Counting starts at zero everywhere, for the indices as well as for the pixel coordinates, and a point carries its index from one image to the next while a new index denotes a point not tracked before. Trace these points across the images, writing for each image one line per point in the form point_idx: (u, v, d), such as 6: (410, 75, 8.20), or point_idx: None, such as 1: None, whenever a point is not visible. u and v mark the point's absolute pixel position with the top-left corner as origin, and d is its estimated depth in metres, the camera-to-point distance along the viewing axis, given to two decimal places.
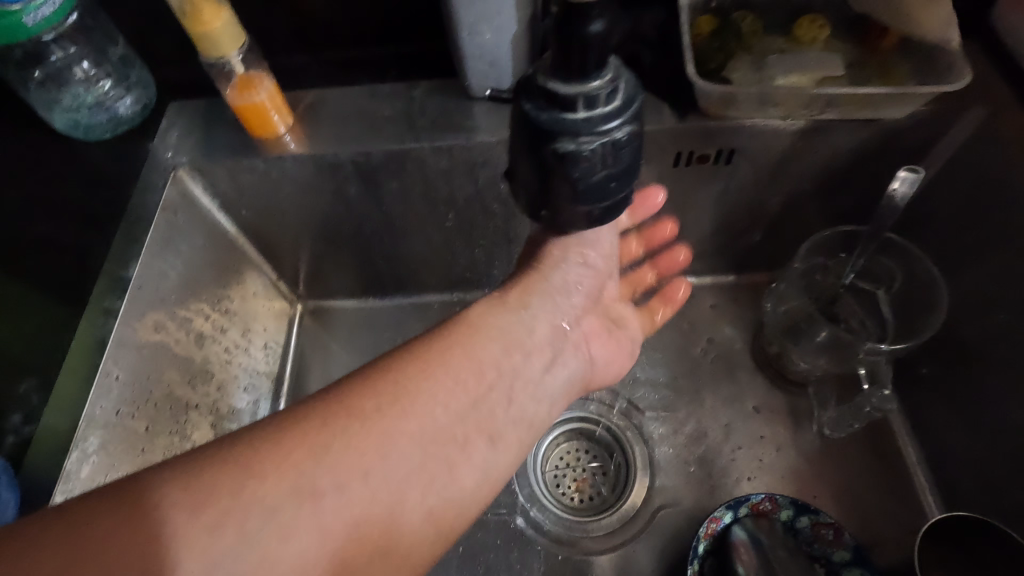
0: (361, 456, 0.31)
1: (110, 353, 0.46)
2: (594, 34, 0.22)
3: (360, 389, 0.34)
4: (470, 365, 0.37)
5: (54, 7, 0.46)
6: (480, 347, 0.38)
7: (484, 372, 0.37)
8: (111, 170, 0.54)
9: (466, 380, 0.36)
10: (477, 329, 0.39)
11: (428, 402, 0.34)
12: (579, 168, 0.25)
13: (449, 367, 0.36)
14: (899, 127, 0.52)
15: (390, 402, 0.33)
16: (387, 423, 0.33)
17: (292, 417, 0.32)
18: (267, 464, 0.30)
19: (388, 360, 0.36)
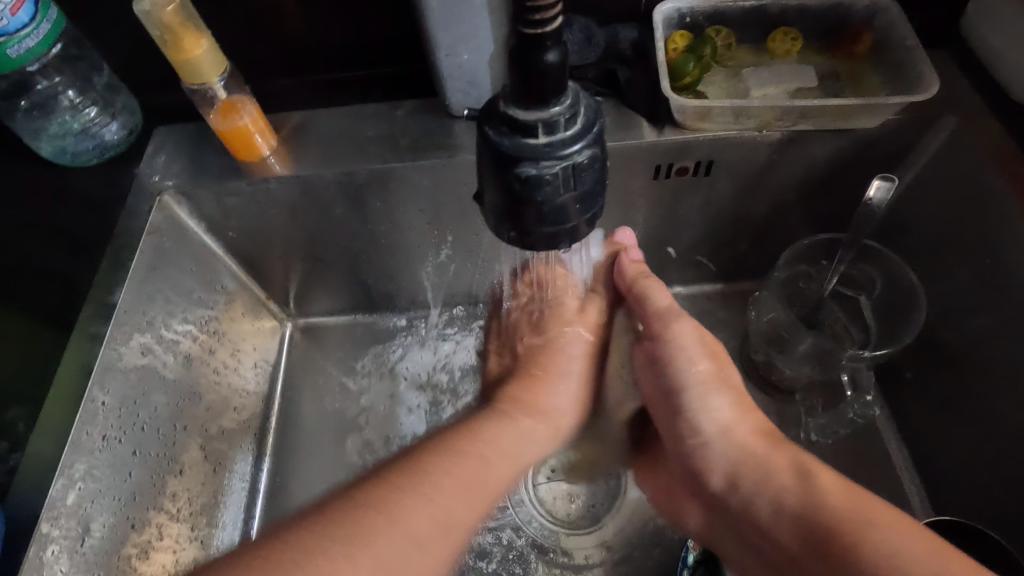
0: (437, 498, 0.36)
1: (96, 379, 0.46)
2: (551, 63, 0.23)
3: (440, 455, 0.40)
4: (486, 466, 0.42)
5: (39, 38, 0.46)
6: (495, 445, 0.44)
7: (498, 473, 0.42)
8: (98, 196, 0.54)
9: (503, 448, 0.44)
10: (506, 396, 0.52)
11: (483, 473, 0.40)
12: (543, 191, 0.25)
13: (499, 437, 0.45)
14: (875, 136, 0.52)
15: (445, 474, 0.38)
16: (443, 477, 0.38)
17: (377, 488, 0.35)
18: (356, 529, 0.32)
19: (456, 435, 0.43)
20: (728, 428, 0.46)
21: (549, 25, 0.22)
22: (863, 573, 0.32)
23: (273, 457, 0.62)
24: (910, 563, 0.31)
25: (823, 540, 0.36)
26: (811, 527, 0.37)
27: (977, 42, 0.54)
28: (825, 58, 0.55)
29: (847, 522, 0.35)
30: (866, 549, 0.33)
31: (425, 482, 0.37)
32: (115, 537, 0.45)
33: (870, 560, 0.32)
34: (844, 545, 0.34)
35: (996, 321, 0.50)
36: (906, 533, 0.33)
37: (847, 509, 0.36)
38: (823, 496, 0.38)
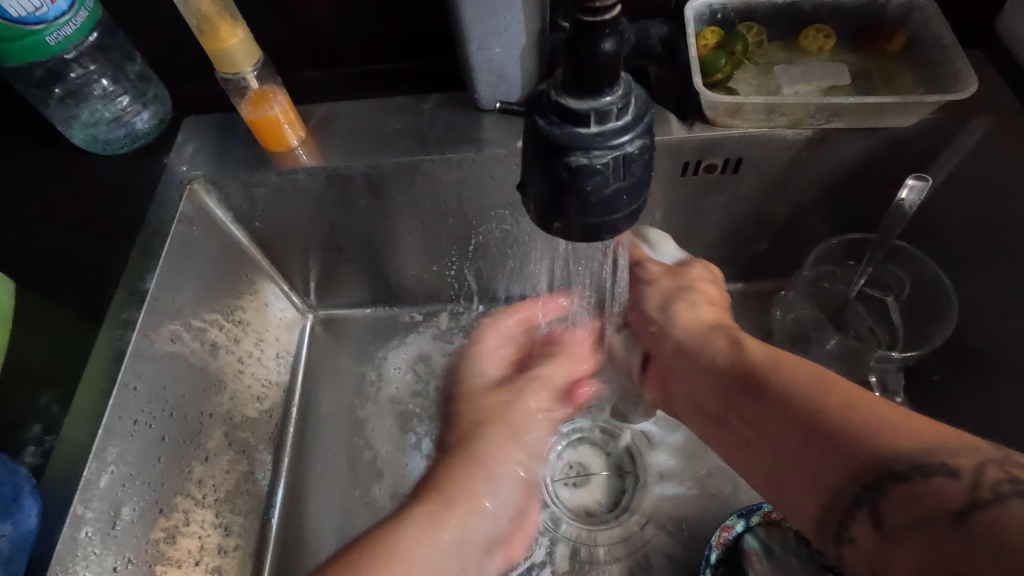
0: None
1: (127, 364, 0.47)
2: (607, 53, 0.22)
3: (358, 572, 0.41)
4: (434, 553, 0.45)
5: (76, 26, 0.47)
6: (435, 538, 0.45)
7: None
8: (128, 184, 0.55)
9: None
10: (433, 526, 0.46)
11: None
12: (592, 181, 0.25)
13: (415, 559, 0.43)
14: (907, 136, 0.52)
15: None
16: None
17: (352, 568, 0.41)
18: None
19: (382, 532, 0.44)
20: (689, 320, 0.53)
21: (606, 15, 0.22)
22: (771, 390, 0.39)
23: (295, 447, 0.62)
24: (800, 388, 0.37)
25: (749, 371, 0.42)
26: (735, 364, 0.44)
27: (1012, 42, 0.53)
28: (857, 56, 0.55)
29: (773, 358, 0.42)
30: (826, 412, 0.35)
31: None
32: (145, 522, 0.46)
33: (779, 382, 0.39)
34: (756, 377, 0.41)
35: None
36: (806, 368, 0.39)
37: (769, 355, 0.42)
38: (750, 347, 0.45)
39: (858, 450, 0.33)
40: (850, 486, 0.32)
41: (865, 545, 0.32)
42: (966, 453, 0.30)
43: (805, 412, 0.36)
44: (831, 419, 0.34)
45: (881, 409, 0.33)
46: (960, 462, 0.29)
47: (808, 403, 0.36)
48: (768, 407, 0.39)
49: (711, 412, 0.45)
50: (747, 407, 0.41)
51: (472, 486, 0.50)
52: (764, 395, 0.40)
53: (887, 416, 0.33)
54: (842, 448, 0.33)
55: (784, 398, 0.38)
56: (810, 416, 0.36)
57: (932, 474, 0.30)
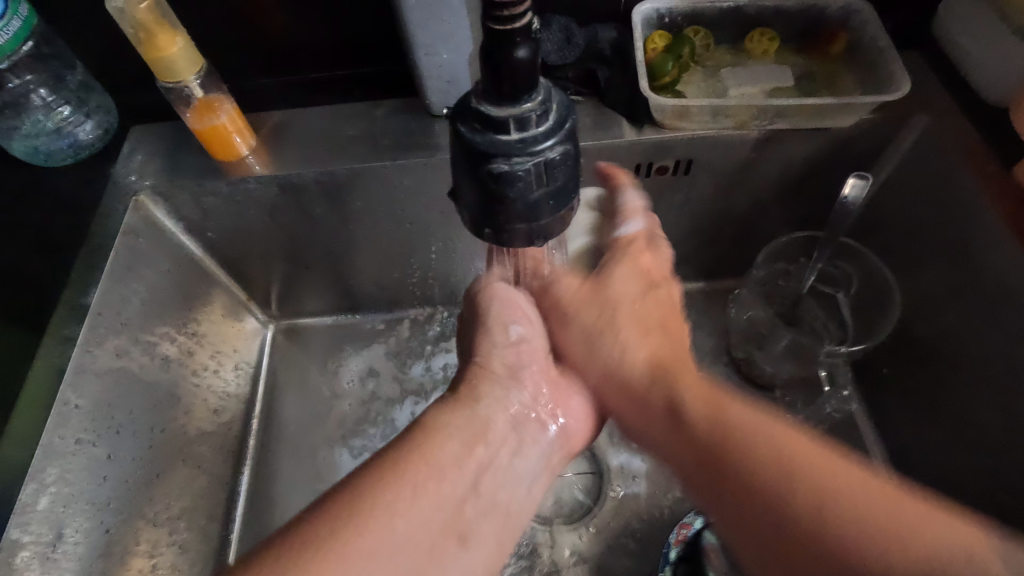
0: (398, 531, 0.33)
1: (70, 382, 0.45)
2: (521, 60, 0.23)
3: (354, 502, 0.33)
4: (432, 474, 0.37)
5: (8, 36, 0.46)
6: (440, 450, 0.38)
7: (453, 481, 0.37)
8: (73, 196, 0.53)
9: (451, 474, 0.37)
10: (454, 429, 0.40)
11: (440, 468, 0.37)
12: (515, 187, 0.25)
13: (438, 458, 0.37)
14: (850, 135, 0.53)
15: (397, 483, 0.35)
16: (399, 510, 0.34)
17: (341, 499, 0.34)
18: (336, 538, 0.32)
19: (413, 433, 0.39)
20: (618, 306, 0.43)
21: (517, 22, 0.22)
22: (704, 434, 0.35)
23: (255, 460, 0.61)
24: (750, 446, 0.33)
25: (676, 403, 0.37)
26: (665, 377, 0.39)
27: (948, 44, 0.55)
28: (801, 57, 0.56)
29: (708, 396, 0.36)
30: (771, 492, 0.32)
31: (388, 485, 0.35)
32: (90, 543, 0.45)
33: (733, 459, 0.33)
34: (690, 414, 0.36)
35: (967, 315, 0.51)
36: (761, 425, 0.34)
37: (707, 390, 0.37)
38: (669, 362, 0.40)
39: (795, 535, 0.30)
40: (777, 560, 0.31)
41: None
42: (919, 546, 0.28)
43: (747, 483, 0.33)
44: (814, 542, 0.30)
45: (876, 496, 0.30)
46: (911, 547, 0.28)
47: (752, 463, 0.33)
48: (703, 457, 0.35)
49: (625, 416, 0.41)
50: (672, 439, 0.37)
51: (487, 342, 0.45)
52: (694, 438, 0.35)
53: (853, 506, 0.30)
54: (789, 526, 0.31)
55: (732, 454, 0.34)
56: (756, 490, 0.32)
57: (868, 565, 0.28)
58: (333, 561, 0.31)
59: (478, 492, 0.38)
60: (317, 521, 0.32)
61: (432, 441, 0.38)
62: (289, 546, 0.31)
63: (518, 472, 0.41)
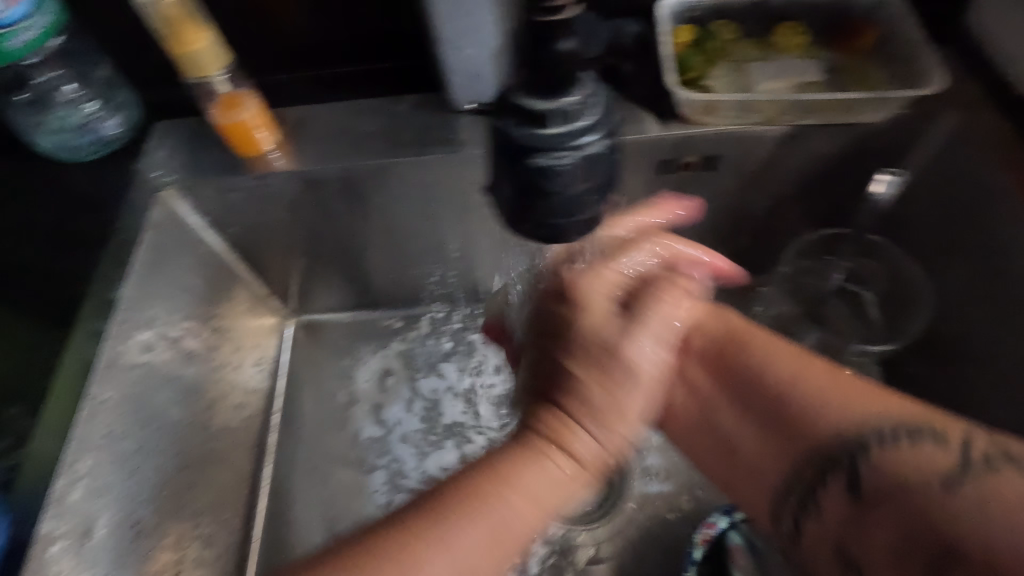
0: (472, 545, 0.32)
1: (98, 375, 0.46)
2: (565, 52, 0.22)
3: (456, 509, 0.33)
4: (567, 479, 0.35)
5: (37, 31, 0.46)
6: (575, 457, 0.36)
7: (536, 518, 0.34)
8: (97, 191, 0.54)
9: (545, 506, 0.34)
10: (580, 426, 0.35)
11: (543, 500, 0.34)
12: (556, 182, 0.25)
13: (534, 486, 0.34)
14: (880, 130, 0.52)
15: (497, 505, 0.33)
16: (478, 536, 0.32)
17: (443, 505, 0.33)
18: (423, 553, 0.32)
19: (535, 435, 0.35)
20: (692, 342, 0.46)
21: (557, 17, 0.22)
22: (753, 366, 0.41)
23: (276, 454, 0.61)
24: (797, 380, 0.38)
25: (729, 350, 0.44)
26: (722, 335, 0.45)
27: (980, 37, 0.54)
28: (829, 50, 0.55)
29: (733, 342, 0.44)
30: (763, 362, 0.41)
31: (481, 511, 0.33)
32: (119, 535, 0.45)
33: (744, 357, 0.42)
34: (733, 355, 0.43)
35: (1000, 313, 0.50)
36: (787, 356, 0.40)
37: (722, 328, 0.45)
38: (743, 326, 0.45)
39: (830, 446, 0.34)
40: (819, 463, 0.34)
41: (833, 517, 0.33)
42: (954, 432, 0.30)
43: (796, 416, 0.37)
44: (791, 398, 0.38)
45: (863, 394, 0.35)
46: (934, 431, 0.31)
47: (788, 387, 0.38)
48: (747, 382, 0.41)
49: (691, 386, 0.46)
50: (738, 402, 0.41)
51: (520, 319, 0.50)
52: (756, 385, 0.40)
53: (886, 410, 0.33)
54: (811, 441, 0.35)
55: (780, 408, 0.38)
56: (795, 430, 0.36)
57: (904, 443, 0.31)
58: (420, 568, 0.31)
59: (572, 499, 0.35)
60: (402, 529, 0.33)
61: (621, 385, 0.36)
62: (375, 551, 0.32)
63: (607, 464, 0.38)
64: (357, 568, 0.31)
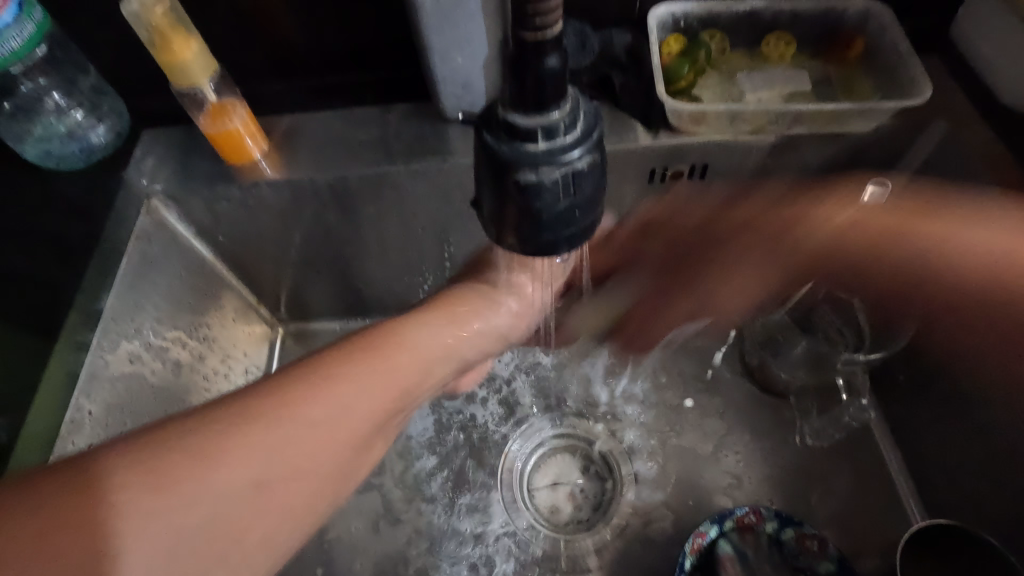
0: (347, 400, 0.38)
1: (81, 388, 0.45)
2: (550, 69, 0.22)
3: (219, 416, 0.34)
4: (343, 399, 0.38)
5: (23, 40, 0.45)
6: (350, 386, 0.39)
7: (410, 384, 0.42)
8: (84, 200, 0.53)
9: (409, 366, 0.42)
10: (405, 339, 0.43)
11: (397, 366, 0.41)
12: (543, 198, 0.25)
13: (343, 393, 0.38)
14: (867, 140, 0.53)
15: (363, 366, 0.40)
16: (347, 396, 0.38)
17: (214, 415, 0.34)
18: (180, 463, 0.32)
19: (380, 331, 0.42)
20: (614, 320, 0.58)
21: (548, 31, 0.21)
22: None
23: None
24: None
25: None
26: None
27: (967, 50, 0.55)
28: (818, 61, 0.55)
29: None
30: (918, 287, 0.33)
31: (335, 379, 0.38)
32: None
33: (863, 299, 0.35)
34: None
35: None
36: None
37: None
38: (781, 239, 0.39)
39: None
40: None
41: None
42: None
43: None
44: None
45: None
46: None
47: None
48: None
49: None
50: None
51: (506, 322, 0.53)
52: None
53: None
54: None
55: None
56: None
57: None
58: (166, 481, 0.31)
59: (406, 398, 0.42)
60: (123, 447, 0.32)
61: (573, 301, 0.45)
62: (179, 440, 0.33)
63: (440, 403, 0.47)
64: (138, 467, 0.31)
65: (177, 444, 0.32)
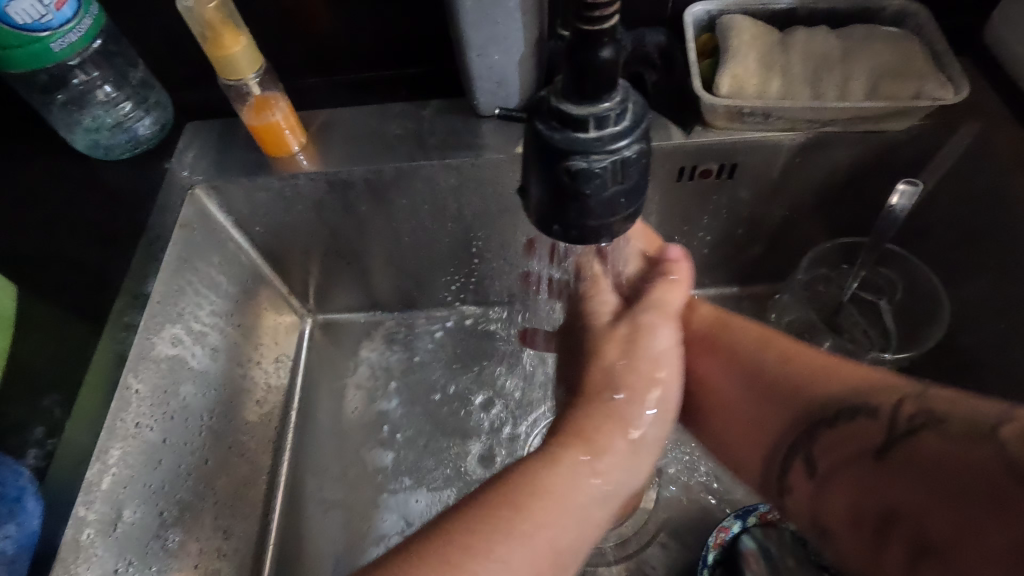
0: (566, 527, 0.35)
1: (130, 367, 0.47)
2: (605, 59, 0.23)
3: (406, 568, 0.31)
4: (528, 553, 0.33)
5: (80, 34, 0.47)
6: (524, 542, 0.33)
7: (572, 539, 0.35)
8: (129, 190, 0.55)
9: (570, 525, 0.35)
10: (561, 481, 0.36)
11: (560, 524, 0.35)
12: (591, 184, 0.26)
13: (507, 558, 0.32)
14: (898, 141, 0.53)
15: (505, 541, 0.33)
16: (502, 570, 0.32)
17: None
18: None
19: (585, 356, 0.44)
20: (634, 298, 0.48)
21: (605, 23, 0.22)
22: (736, 355, 0.44)
23: (294, 452, 0.62)
24: (782, 367, 0.42)
25: (706, 341, 0.47)
26: (709, 328, 0.47)
27: (998, 50, 0.55)
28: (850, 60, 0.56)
29: (719, 331, 0.46)
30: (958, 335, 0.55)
31: (482, 554, 0.32)
32: (145, 525, 0.46)
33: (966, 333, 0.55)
34: (708, 352, 0.46)
35: (1018, 325, 0.50)
36: (748, 331, 0.45)
37: (714, 321, 0.47)
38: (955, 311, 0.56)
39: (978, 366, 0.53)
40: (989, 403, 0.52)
41: None
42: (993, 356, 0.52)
43: (794, 391, 0.41)
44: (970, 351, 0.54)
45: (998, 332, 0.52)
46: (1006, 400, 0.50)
47: (783, 381, 0.41)
48: (747, 383, 0.43)
49: (688, 392, 0.47)
50: (733, 420, 0.44)
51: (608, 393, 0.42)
52: (733, 376, 0.44)
53: (854, 380, 0.38)
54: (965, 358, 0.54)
55: (805, 400, 0.40)
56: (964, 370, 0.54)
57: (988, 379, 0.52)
58: None
59: (594, 466, 0.38)
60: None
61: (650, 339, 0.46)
62: None
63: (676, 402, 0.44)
64: None
65: None
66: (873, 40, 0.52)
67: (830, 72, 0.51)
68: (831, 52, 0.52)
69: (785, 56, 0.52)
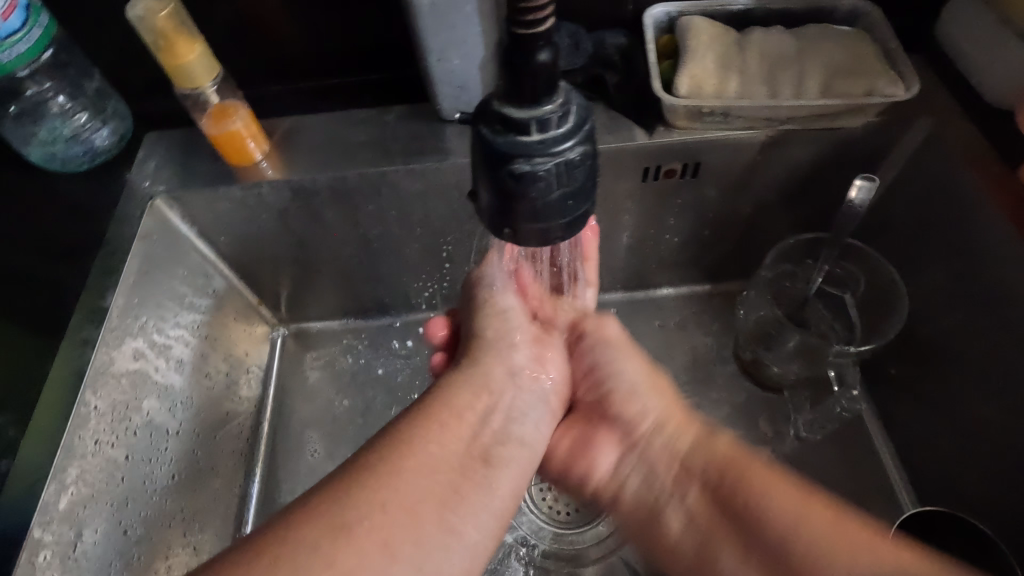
0: (435, 459, 0.38)
1: (88, 383, 0.46)
2: (542, 63, 0.23)
3: (358, 471, 0.35)
4: (444, 432, 0.40)
5: (29, 44, 0.46)
6: (444, 428, 0.40)
7: (479, 421, 0.43)
8: (87, 202, 0.54)
9: (474, 411, 0.43)
10: (464, 386, 0.45)
11: (460, 407, 0.43)
12: (536, 187, 0.26)
13: (433, 443, 0.39)
14: (855, 138, 0.54)
15: (431, 430, 0.39)
16: (425, 453, 0.37)
17: (342, 476, 0.35)
18: (326, 518, 0.32)
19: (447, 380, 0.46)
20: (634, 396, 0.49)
21: (538, 28, 0.22)
22: (763, 530, 0.37)
23: (266, 465, 0.62)
24: (806, 529, 0.36)
25: (726, 471, 0.41)
26: (711, 462, 0.42)
27: (950, 47, 0.56)
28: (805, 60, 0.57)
29: (742, 467, 0.41)
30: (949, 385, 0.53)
31: (410, 447, 0.37)
32: (107, 544, 0.45)
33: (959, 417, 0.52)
34: (735, 498, 0.40)
35: (974, 315, 0.51)
36: (780, 488, 0.38)
37: (735, 468, 0.41)
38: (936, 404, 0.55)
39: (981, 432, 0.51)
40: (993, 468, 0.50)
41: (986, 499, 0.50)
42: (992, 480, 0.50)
43: (802, 561, 0.35)
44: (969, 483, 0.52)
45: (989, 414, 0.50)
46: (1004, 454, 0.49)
47: (801, 529, 0.36)
48: (769, 556, 0.37)
49: (676, 482, 0.43)
50: (731, 527, 0.39)
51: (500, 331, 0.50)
52: (747, 531, 0.38)
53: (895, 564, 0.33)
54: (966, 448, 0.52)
55: (824, 566, 0.34)
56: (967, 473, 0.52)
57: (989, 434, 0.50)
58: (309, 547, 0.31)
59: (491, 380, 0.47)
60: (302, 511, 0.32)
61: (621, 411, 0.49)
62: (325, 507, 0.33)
63: (521, 409, 0.47)
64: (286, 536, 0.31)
65: (309, 520, 0.32)
66: (828, 40, 0.53)
67: (786, 71, 0.52)
68: (787, 51, 0.53)
69: (742, 56, 0.53)
